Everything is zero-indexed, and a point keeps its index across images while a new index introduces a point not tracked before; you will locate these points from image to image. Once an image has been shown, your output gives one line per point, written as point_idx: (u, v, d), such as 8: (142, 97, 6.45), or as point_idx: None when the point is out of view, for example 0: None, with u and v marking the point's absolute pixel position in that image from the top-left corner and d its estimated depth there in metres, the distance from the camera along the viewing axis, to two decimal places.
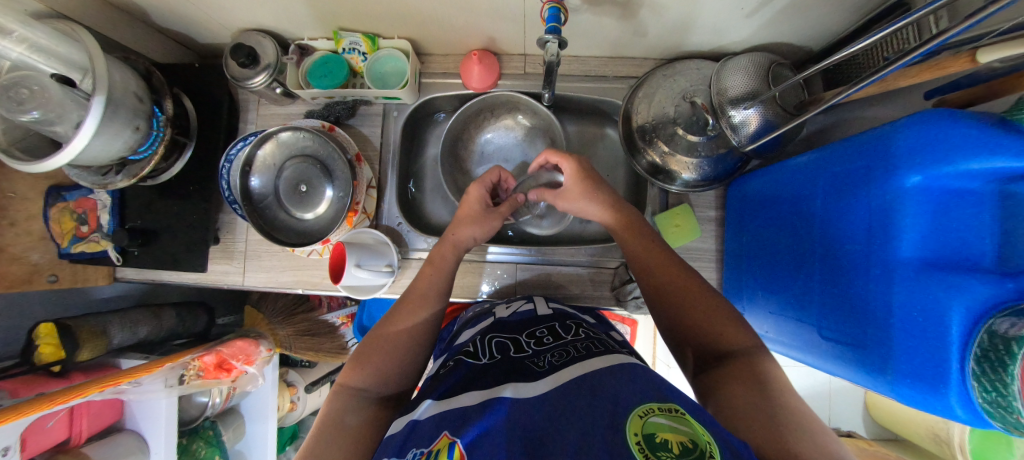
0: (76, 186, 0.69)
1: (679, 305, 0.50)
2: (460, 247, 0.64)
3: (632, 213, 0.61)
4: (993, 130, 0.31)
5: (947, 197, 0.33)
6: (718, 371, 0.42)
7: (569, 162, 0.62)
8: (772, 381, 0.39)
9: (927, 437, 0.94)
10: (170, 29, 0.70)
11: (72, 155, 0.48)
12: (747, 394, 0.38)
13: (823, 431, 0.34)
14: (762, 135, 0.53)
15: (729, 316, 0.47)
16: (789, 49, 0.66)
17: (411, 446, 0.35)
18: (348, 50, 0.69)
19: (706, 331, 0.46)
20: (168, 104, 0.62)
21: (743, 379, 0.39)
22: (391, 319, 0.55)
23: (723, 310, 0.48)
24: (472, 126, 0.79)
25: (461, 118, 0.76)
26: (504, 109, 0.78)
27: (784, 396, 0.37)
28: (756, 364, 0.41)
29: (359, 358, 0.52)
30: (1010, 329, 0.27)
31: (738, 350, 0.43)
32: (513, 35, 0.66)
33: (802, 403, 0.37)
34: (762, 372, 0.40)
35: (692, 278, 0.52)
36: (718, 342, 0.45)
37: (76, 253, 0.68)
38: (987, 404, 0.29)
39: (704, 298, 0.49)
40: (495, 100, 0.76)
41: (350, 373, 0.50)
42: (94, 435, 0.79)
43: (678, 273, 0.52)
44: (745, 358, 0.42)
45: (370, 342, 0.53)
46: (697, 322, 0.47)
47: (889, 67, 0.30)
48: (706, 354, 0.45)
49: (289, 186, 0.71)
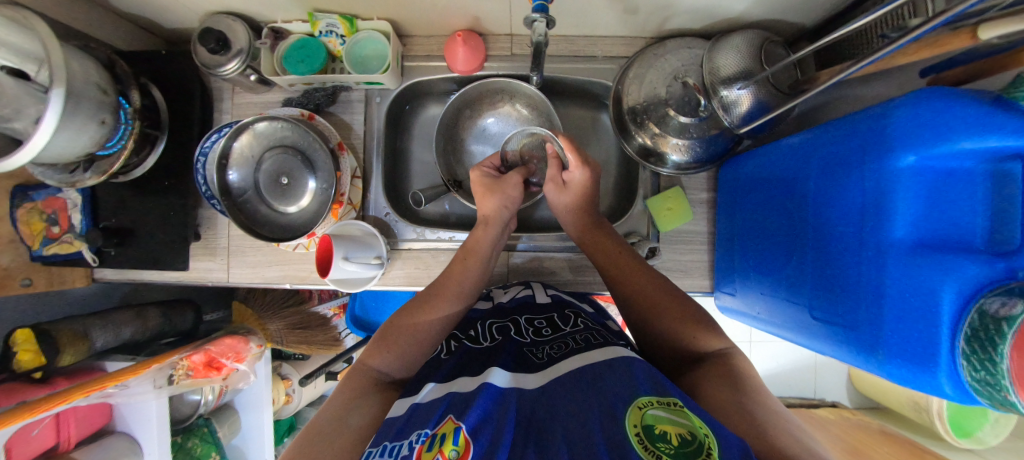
0: (43, 185, 0.65)
1: (643, 304, 0.50)
2: (495, 223, 0.61)
3: (599, 218, 0.61)
4: (989, 109, 0.30)
5: (941, 177, 0.33)
6: (698, 370, 0.42)
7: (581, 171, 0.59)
8: (745, 379, 0.40)
9: (906, 405, 0.97)
10: (131, 13, 0.66)
11: (32, 153, 0.45)
12: (727, 391, 0.38)
13: (797, 426, 0.35)
14: (755, 116, 0.52)
15: (695, 316, 0.48)
16: (781, 26, 0.65)
17: (414, 427, 0.33)
18: (324, 33, 0.65)
19: (672, 331, 0.47)
20: (134, 95, 0.58)
21: (721, 379, 0.40)
22: (401, 317, 0.53)
23: (685, 308, 0.49)
24: (489, 99, 0.76)
25: (478, 89, 0.74)
26: (523, 98, 0.74)
27: (758, 391, 0.39)
28: (730, 365, 0.42)
29: (376, 343, 0.50)
30: (1000, 310, 0.28)
31: (712, 353, 0.45)
32: (499, 13, 0.63)
33: (773, 400, 0.38)
34: (738, 371, 0.41)
35: (659, 284, 0.52)
36: (692, 345, 0.46)
37: (51, 255, 0.65)
38: (975, 382, 0.30)
39: (672, 304, 0.49)
40: (518, 89, 0.74)
41: (372, 352, 0.50)
42: (85, 439, 0.78)
43: (647, 283, 0.52)
44: (719, 359, 0.43)
45: (387, 327, 0.52)
46: (666, 333, 0.48)
47: (891, 45, 0.29)
48: (682, 356, 0.46)
49: (270, 179, 0.68)
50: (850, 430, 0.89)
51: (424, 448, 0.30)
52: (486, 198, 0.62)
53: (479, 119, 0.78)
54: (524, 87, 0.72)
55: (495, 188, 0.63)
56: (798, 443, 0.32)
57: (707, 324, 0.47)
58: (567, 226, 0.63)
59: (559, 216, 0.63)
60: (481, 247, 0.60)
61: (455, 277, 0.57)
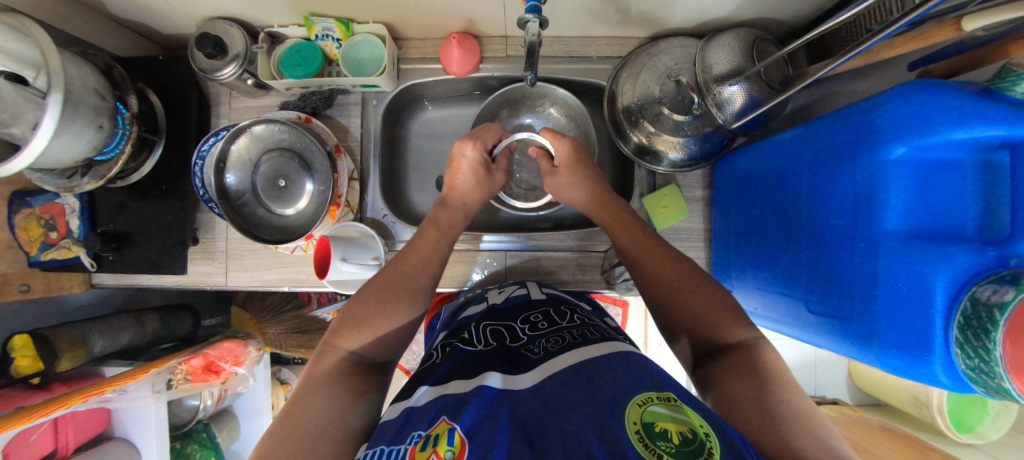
0: (41, 191, 0.65)
1: (668, 292, 0.50)
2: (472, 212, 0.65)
3: (625, 209, 0.61)
4: (977, 100, 0.31)
5: (931, 168, 0.34)
6: (717, 363, 0.42)
7: (562, 142, 0.65)
8: (769, 372, 0.40)
9: (906, 400, 0.97)
10: (129, 19, 0.66)
11: (31, 157, 0.45)
12: (746, 387, 0.38)
13: (824, 427, 0.34)
14: (748, 112, 0.52)
15: (728, 306, 0.47)
16: (773, 24, 0.66)
17: (410, 430, 0.34)
18: (321, 36, 0.66)
19: (699, 318, 0.46)
20: (132, 100, 0.59)
21: (741, 372, 0.40)
22: (372, 305, 0.50)
23: (714, 297, 0.48)
24: (530, 101, 0.76)
25: (523, 89, 0.74)
26: (564, 106, 0.75)
27: (782, 387, 0.38)
28: (753, 357, 0.41)
29: (346, 323, 0.48)
30: (992, 297, 0.28)
31: (737, 344, 0.43)
32: (494, 16, 0.64)
33: (802, 398, 0.38)
34: (762, 364, 0.40)
35: (685, 269, 0.51)
36: (717, 335, 0.45)
37: (49, 260, 0.65)
38: (970, 370, 0.30)
39: (697, 292, 0.48)
40: (560, 97, 0.74)
41: (344, 335, 0.47)
42: (83, 445, 0.77)
43: (675, 268, 0.51)
44: (743, 349, 0.42)
45: (353, 304, 0.50)
46: (695, 318, 0.47)
47: (875, 39, 0.29)
48: (703, 347, 0.45)
49: (267, 181, 0.69)
50: (849, 427, 0.90)
51: (417, 448, 0.30)
52: (472, 191, 0.65)
53: (516, 118, 0.77)
54: (562, 94, 0.73)
55: (484, 179, 0.65)
56: (813, 442, 0.32)
57: (735, 314, 0.46)
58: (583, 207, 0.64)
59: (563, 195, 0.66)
60: (454, 229, 0.62)
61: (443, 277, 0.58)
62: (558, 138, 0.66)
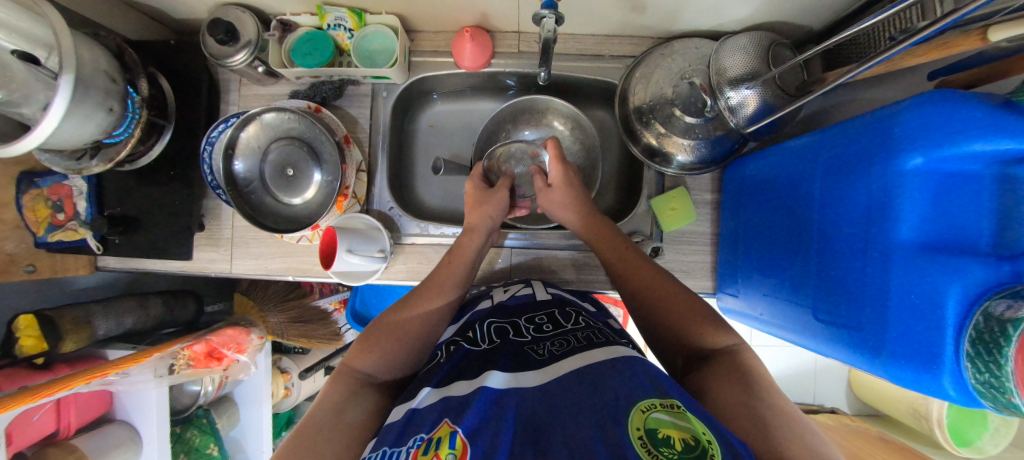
0: (49, 172, 0.65)
1: (649, 296, 0.51)
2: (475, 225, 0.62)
3: (607, 224, 0.61)
4: (997, 112, 0.30)
5: (947, 179, 0.33)
6: (702, 373, 0.42)
7: (559, 164, 0.65)
8: (759, 380, 0.39)
9: (905, 412, 0.97)
10: (141, 3, 0.66)
11: (41, 138, 0.45)
12: (739, 392, 0.38)
13: (813, 433, 0.34)
14: (761, 117, 0.52)
15: (704, 311, 0.47)
16: (789, 28, 0.65)
17: (412, 433, 0.34)
18: (333, 26, 0.65)
19: (677, 327, 0.47)
20: (142, 84, 0.59)
21: (730, 378, 0.39)
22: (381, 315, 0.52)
23: (698, 307, 0.48)
24: (550, 116, 0.77)
25: (546, 102, 0.75)
26: (580, 129, 0.76)
27: (766, 391, 0.38)
28: (739, 363, 0.41)
29: (358, 341, 0.50)
30: (1006, 312, 0.28)
31: (719, 349, 0.44)
32: (508, 11, 0.64)
33: (786, 400, 0.38)
34: (747, 369, 0.40)
35: (659, 277, 0.52)
36: (700, 341, 0.45)
37: (54, 242, 0.65)
38: (979, 384, 0.30)
39: (681, 300, 0.49)
40: (576, 119, 0.75)
41: None
42: (84, 427, 0.78)
43: (651, 274, 0.53)
44: (728, 355, 0.43)
45: (370, 330, 0.51)
46: (674, 327, 0.47)
47: (898, 47, 0.28)
48: (688, 353, 0.45)
49: (275, 170, 0.68)
50: (847, 436, 0.89)
51: (420, 451, 0.30)
52: (483, 200, 0.64)
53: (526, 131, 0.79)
54: (563, 105, 0.74)
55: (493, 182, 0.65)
56: (811, 450, 0.31)
57: (717, 321, 0.46)
58: (566, 221, 0.64)
59: (553, 214, 0.65)
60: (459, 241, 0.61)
61: (445, 270, 0.58)
62: (557, 158, 0.65)
